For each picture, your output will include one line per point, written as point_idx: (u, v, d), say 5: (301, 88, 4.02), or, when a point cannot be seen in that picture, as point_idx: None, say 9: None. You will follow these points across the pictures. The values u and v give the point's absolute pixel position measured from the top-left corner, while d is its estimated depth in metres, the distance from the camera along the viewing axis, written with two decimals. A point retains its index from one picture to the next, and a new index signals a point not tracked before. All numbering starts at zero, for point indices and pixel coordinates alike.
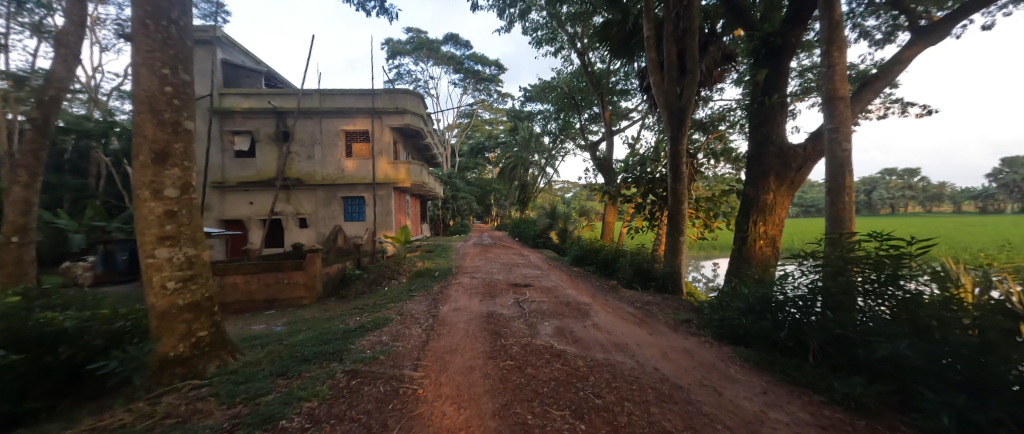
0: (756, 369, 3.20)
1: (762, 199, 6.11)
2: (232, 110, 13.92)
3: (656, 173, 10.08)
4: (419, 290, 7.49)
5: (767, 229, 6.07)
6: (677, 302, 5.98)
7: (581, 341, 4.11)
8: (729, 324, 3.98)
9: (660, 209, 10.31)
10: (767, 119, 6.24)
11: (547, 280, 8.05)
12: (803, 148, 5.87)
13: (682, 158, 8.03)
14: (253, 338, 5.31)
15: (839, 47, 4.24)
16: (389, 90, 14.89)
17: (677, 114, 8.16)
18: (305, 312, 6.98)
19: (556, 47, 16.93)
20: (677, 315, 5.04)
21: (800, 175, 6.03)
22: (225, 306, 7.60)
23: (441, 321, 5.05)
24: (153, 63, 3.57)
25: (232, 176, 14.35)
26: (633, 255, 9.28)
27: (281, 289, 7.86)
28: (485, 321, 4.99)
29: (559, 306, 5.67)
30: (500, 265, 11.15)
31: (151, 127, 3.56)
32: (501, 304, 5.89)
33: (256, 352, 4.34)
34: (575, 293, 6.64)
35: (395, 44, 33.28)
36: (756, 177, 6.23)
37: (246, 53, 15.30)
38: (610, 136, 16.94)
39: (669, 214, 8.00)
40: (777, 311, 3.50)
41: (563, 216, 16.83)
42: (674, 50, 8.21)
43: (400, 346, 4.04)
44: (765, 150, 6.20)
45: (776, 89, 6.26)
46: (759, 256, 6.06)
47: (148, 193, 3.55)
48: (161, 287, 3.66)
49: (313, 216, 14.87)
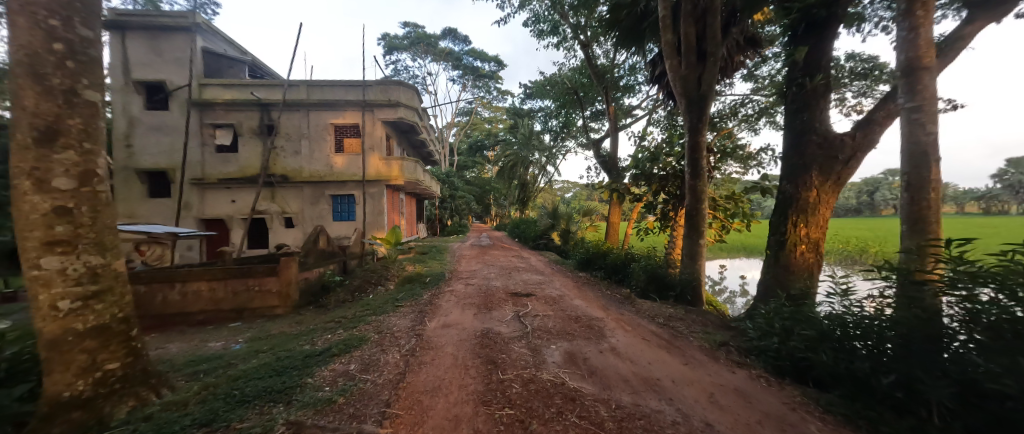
0: (847, 428, 2.31)
1: (803, 197, 5.24)
2: (212, 102, 13.00)
3: (670, 168, 9.08)
4: (406, 299, 6.61)
5: (809, 232, 5.18)
6: (706, 320, 5.10)
7: (600, 376, 3.21)
8: (788, 353, 3.11)
9: (675, 208, 9.42)
10: (807, 104, 5.39)
11: (550, 288, 7.18)
12: (851, 137, 5.03)
13: (702, 152, 7.17)
14: (200, 362, 4.41)
15: (924, 3, 3.41)
16: (381, 82, 13.98)
17: (697, 103, 7.30)
18: (274, 325, 6.10)
19: (558, 40, 16.10)
20: (712, 337, 4.17)
21: (848, 170, 5.16)
22: (188, 317, 6.72)
23: (425, 343, 4.14)
24: (34, 10, 2.67)
25: (213, 172, 13.44)
26: (646, 260, 8.37)
27: (251, 297, 6.99)
28: (478, 342, 4.11)
29: (567, 322, 4.79)
30: (499, 269, 10.25)
31: (32, 95, 2.66)
32: (500, 319, 4.98)
33: (191, 386, 3.44)
34: (585, 304, 5.76)
35: (391, 39, 32.23)
36: (795, 171, 5.39)
37: (229, 42, 14.42)
38: (614, 132, 16.12)
39: (687, 213, 7.16)
40: (861, 340, 2.64)
41: (564, 216, 15.96)
42: (693, 31, 7.35)
43: (368, 383, 3.14)
44: (806, 140, 5.34)
45: (818, 70, 5.41)
46: (799, 265, 5.17)
47: (29, 184, 2.66)
48: (50, 309, 2.75)
49: (300, 215, 13.98)
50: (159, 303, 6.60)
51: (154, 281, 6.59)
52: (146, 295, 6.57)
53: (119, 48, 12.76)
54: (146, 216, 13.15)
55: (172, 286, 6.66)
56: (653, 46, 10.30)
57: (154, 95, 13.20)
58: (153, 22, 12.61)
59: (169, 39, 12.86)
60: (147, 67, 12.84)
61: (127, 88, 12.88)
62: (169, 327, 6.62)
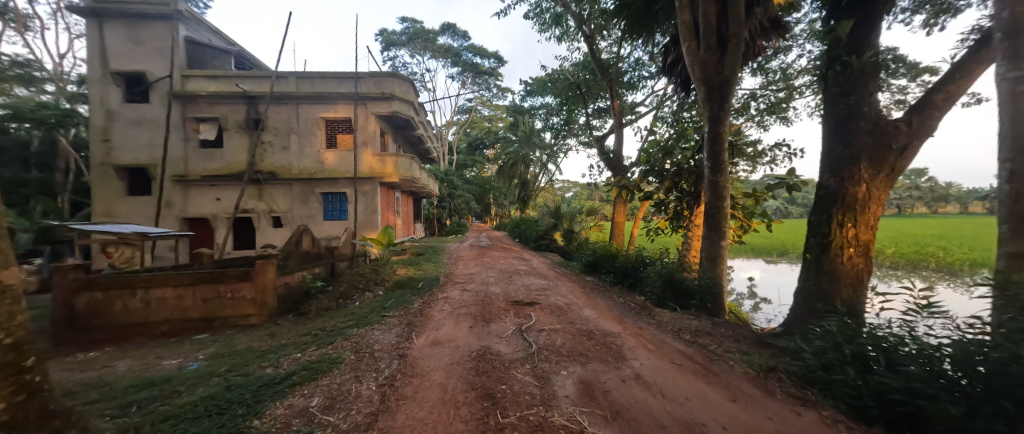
0: None
1: (850, 192, 4.53)
2: (195, 94, 12.28)
3: (685, 161, 8.30)
4: (394, 308, 5.89)
5: (858, 234, 4.45)
6: (740, 337, 4.37)
7: (627, 418, 2.49)
8: (873, 391, 2.36)
9: (689, 207, 8.68)
10: (854, 86, 4.68)
11: (555, 295, 6.47)
12: (907, 122, 4.30)
13: (723, 145, 6.46)
14: (141, 389, 3.70)
15: None
16: (375, 73, 13.28)
17: (718, 89, 6.58)
18: (243, 337, 5.39)
19: (562, 32, 15.35)
20: (756, 362, 3.44)
21: (904, 161, 4.42)
22: (151, 327, 6.00)
23: (408, 368, 3.42)
24: None
25: (196, 169, 12.74)
26: (660, 263, 7.60)
27: (222, 305, 6.28)
28: (473, 367, 3.38)
29: (578, 339, 4.06)
30: (498, 272, 9.51)
31: None
32: (499, 335, 4.26)
33: (106, 429, 2.72)
34: (596, 316, 5.05)
35: (388, 34, 31.69)
36: (838, 163, 4.71)
37: (214, 32, 13.73)
38: (619, 128, 15.39)
39: (706, 212, 6.48)
40: (980, 379, 1.94)
41: (567, 215, 15.26)
42: (713, 12, 6.63)
43: (327, 429, 2.42)
44: (854, 126, 4.62)
45: (865, 47, 4.70)
46: (847, 270, 4.45)
47: None
48: None
49: (288, 214, 13.26)
50: (118, 312, 5.90)
51: (113, 287, 5.89)
52: (104, 303, 5.88)
53: (96, 38, 12.05)
54: (125, 215, 12.46)
55: (133, 293, 5.95)
56: (663, 34, 9.62)
57: (134, 87, 12.47)
58: (132, 9, 11.88)
59: (148, 27, 12.14)
60: (125, 58, 12.11)
61: (105, 79, 12.16)
62: (128, 339, 5.90)
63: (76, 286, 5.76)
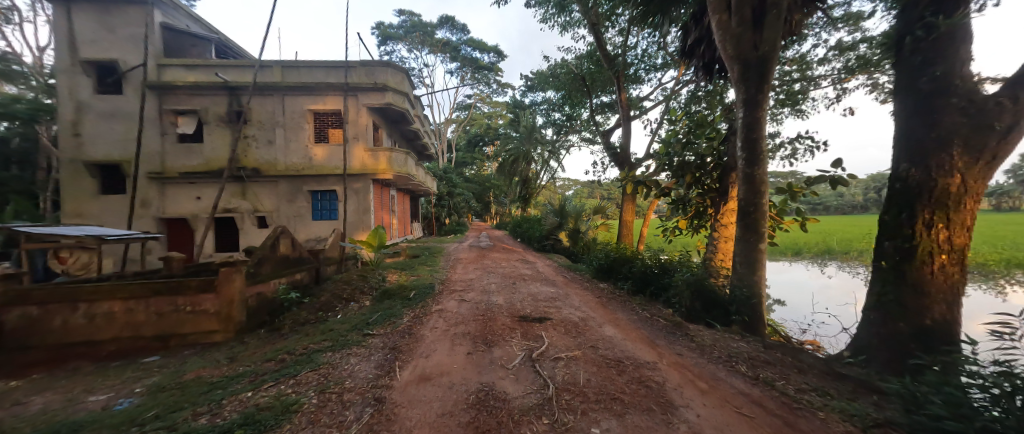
0: None
1: (938, 186, 3.62)
2: (172, 85, 11.40)
3: (710, 153, 7.36)
4: (379, 324, 5.02)
5: (950, 237, 3.56)
6: (807, 367, 3.50)
7: None
8: None
9: (713, 204, 7.76)
10: (940, 54, 3.79)
11: (568, 307, 5.59)
12: (1016, 98, 3.39)
13: (761, 133, 5.56)
14: None
15: None
16: (365, 62, 12.35)
17: (754, 68, 5.65)
18: (197, 362, 4.52)
19: (565, 21, 14.46)
20: (850, 411, 2.58)
21: (1010, 145, 3.49)
22: (96, 347, 5.12)
23: (383, 423, 2.52)
24: None
25: (174, 165, 11.84)
26: (685, 270, 6.68)
27: (180, 320, 5.40)
28: (469, 422, 2.47)
29: (606, 374, 3.18)
30: (501, 278, 8.62)
31: None
32: (504, 366, 3.39)
33: None
34: (621, 336, 4.18)
35: (385, 27, 30.65)
36: (920, 150, 3.81)
37: (194, 19, 12.82)
38: (626, 122, 14.51)
39: (743, 211, 5.59)
40: None
41: (572, 213, 14.38)
42: None
43: None
44: (940, 104, 3.72)
45: (952, 5, 3.79)
46: (938, 282, 3.56)
47: None
48: None
49: (274, 213, 12.37)
50: (57, 329, 5.03)
51: (50, 302, 4.99)
52: (39, 320, 4.99)
53: (64, 23, 11.11)
54: (100, 215, 11.60)
55: (75, 308, 5.07)
56: (680, 14, 8.65)
57: (106, 77, 11.56)
58: None
59: (120, 12, 11.22)
60: (95, 45, 11.19)
61: (74, 68, 11.23)
62: (67, 362, 5.02)
63: (6, 300, 4.86)
